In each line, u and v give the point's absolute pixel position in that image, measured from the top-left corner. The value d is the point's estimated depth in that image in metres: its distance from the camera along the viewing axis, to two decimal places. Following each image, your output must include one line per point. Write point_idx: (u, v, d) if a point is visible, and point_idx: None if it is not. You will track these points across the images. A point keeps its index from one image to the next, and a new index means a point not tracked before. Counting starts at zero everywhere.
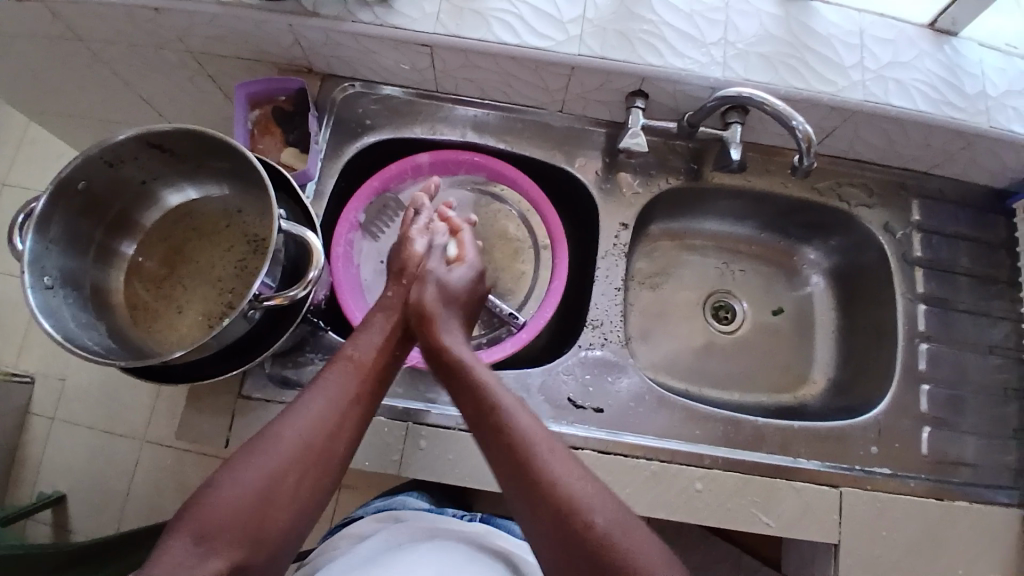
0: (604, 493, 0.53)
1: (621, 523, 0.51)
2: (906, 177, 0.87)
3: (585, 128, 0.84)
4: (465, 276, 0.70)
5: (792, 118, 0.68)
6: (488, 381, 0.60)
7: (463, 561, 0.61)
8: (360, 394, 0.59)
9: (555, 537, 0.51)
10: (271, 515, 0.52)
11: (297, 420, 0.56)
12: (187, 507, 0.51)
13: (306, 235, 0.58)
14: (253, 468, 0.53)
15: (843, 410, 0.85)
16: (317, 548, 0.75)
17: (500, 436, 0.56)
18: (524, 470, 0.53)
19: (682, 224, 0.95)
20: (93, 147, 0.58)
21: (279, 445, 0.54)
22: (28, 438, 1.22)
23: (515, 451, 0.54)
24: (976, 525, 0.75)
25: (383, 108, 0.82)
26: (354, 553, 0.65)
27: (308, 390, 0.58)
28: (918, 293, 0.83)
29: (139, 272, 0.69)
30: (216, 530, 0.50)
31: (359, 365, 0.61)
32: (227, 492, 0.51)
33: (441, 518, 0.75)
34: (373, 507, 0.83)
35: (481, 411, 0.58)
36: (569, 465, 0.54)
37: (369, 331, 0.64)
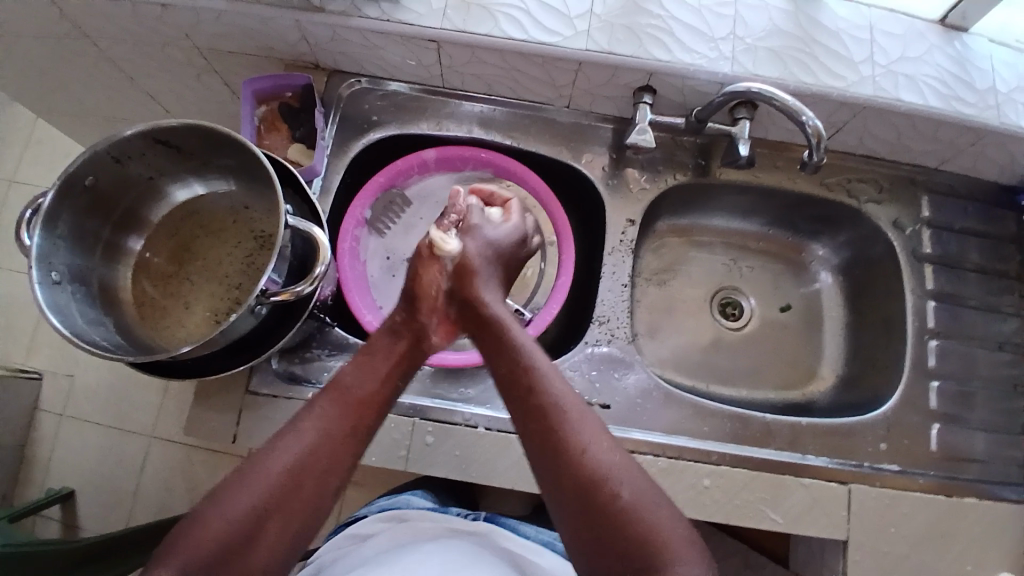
0: (629, 465, 0.54)
1: (644, 497, 0.52)
2: (915, 173, 0.86)
3: (592, 123, 0.84)
4: (507, 228, 0.69)
5: (801, 113, 0.67)
6: (519, 338, 0.59)
7: (469, 561, 0.60)
8: (354, 427, 0.56)
9: (578, 497, 0.52)
10: (254, 555, 0.51)
11: (282, 457, 0.54)
12: (173, 542, 0.51)
13: (312, 230, 0.58)
14: (238, 505, 0.52)
15: (851, 407, 0.84)
16: (320, 548, 0.74)
17: (539, 398, 0.56)
18: (550, 439, 0.54)
19: (689, 220, 0.94)
20: (99, 143, 0.58)
21: (263, 484, 0.53)
22: (38, 434, 1.23)
23: (551, 415, 0.55)
24: (987, 524, 0.74)
25: (389, 104, 0.82)
26: (355, 558, 0.64)
27: (297, 422, 0.56)
28: (928, 289, 0.82)
29: (147, 268, 0.69)
30: (202, 568, 0.50)
31: (349, 401, 0.57)
32: (212, 530, 0.51)
33: (447, 518, 0.74)
34: (378, 506, 0.82)
35: (517, 368, 0.58)
36: (596, 431, 0.55)
37: (370, 362, 0.59)
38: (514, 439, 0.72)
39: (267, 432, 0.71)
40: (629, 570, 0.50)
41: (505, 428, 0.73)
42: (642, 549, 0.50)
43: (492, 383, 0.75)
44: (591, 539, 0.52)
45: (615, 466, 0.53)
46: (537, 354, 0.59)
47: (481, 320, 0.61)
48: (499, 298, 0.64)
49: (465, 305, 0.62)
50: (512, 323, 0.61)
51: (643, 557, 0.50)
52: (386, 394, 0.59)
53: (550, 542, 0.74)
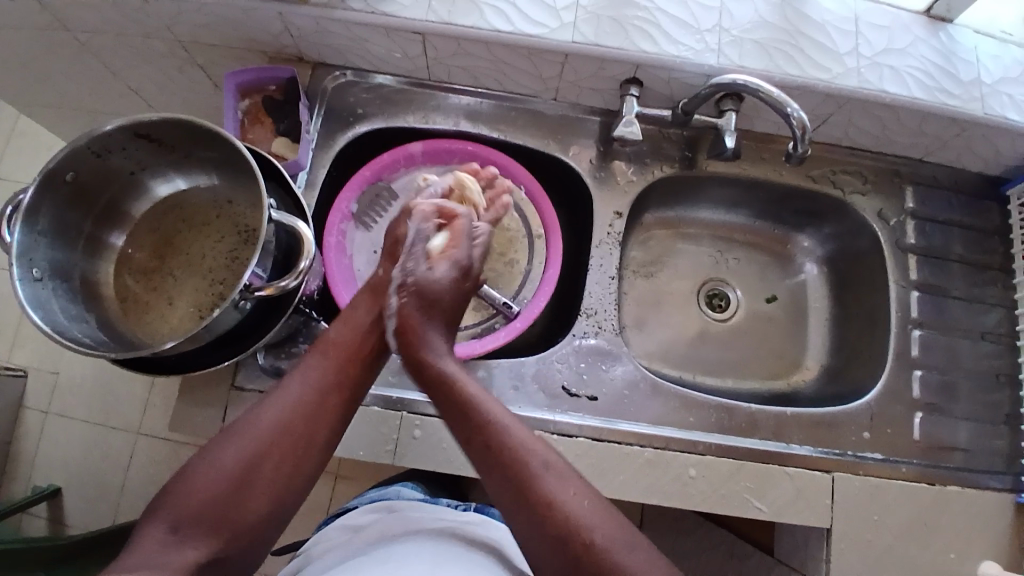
0: (596, 506, 0.53)
1: (618, 538, 0.51)
2: (900, 165, 0.87)
3: (579, 115, 0.83)
4: (448, 275, 0.67)
5: (786, 105, 0.68)
6: (475, 396, 0.59)
7: (459, 555, 0.60)
8: (342, 376, 0.60)
9: (553, 541, 0.51)
10: (249, 501, 0.53)
11: (273, 407, 0.57)
12: (167, 497, 0.53)
13: (296, 225, 0.57)
14: (229, 453, 0.54)
15: (835, 397, 0.85)
16: (311, 538, 0.74)
17: (499, 450, 0.55)
18: (518, 491, 0.53)
19: (677, 212, 0.95)
20: (79, 138, 0.57)
21: (255, 431, 0.56)
22: (22, 431, 1.22)
23: (515, 464, 0.54)
24: (968, 511, 0.75)
25: (375, 96, 0.81)
26: (344, 550, 0.64)
27: (289, 375, 0.60)
28: (911, 280, 0.83)
29: (129, 263, 0.69)
30: (192, 517, 0.51)
31: (336, 351, 0.61)
32: (202, 482, 0.53)
33: (437, 510, 0.74)
34: (368, 498, 0.82)
35: (473, 428, 0.57)
36: (561, 477, 0.54)
37: (352, 315, 0.65)
38: None
39: None
40: None
41: None
42: None
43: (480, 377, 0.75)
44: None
45: (586, 511, 0.52)
46: (491, 405, 0.59)
47: (429, 380, 0.62)
48: (441, 349, 0.64)
49: (413, 364, 0.63)
50: (463, 376, 0.62)
51: None
52: (376, 344, 0.64)
53: None
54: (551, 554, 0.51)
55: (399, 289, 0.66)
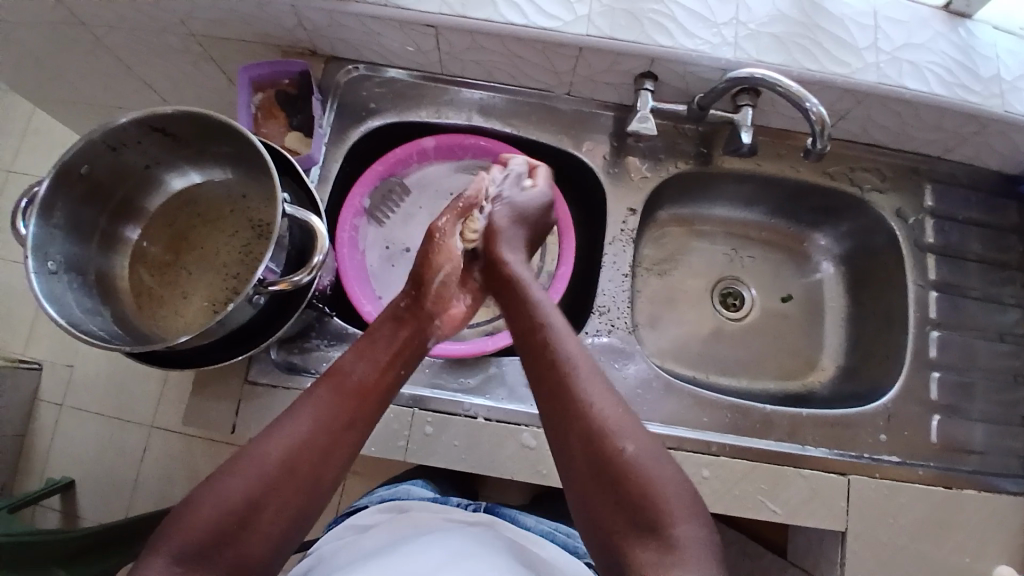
0: (628, 421, 0.54)
1: (649, 451, 0.52)
2: (917, 162, 0.86)
3: (592, 111, 0.83)
4: (540, 200, 0.72)
5: (804, 99, 0.67)
6: (537, 297, 0.62)
7: (467, 552, 0.59)
8: (355, 412, 0.57)
9: (583, 445, 0.52)
10: (255, 537, 0.51)
11: (281, 442, 0.54)
12: (168, 529, 0.51)
13: (310, 219, 0.57)
14: (234, 487, 0.52)
15: (851, 398, 0.84)
16: (318, 537, 0.74)
17: (547, 352, 0.57)
18: (558, 397, 0.55)
19: (691, 209, 0.94)
20: (94, 131, 0.57)
21: (260, 467, 0.53)
22: (37, 424, 1.23)
23: (559, 367, 0.56)
24: (987, 515, 0.74)
25: (387, 91, 0.81)
26: (355, 550, 0.64)
27: (297, 407, 0.57)
28: (930, 279, 0.81)
29: (143, 257, 0.69)
30: (195, 554, 0.49)
31: (348, 387, 0.58)
32: (206, 514, 0.51)
33: (447, 509, 0.74)
34: (378, 496, 0.82)
35: (529, 328, 0.60)
36: (600, 389, 0.55)
37: (374, 344, 0.61)
38: (514, 429, 0.72)
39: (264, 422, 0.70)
40: (626, 517, 0.50)
41: (505, 419, 0.72)
42: (644, 505, 0.50)
43: (491, 373, 0.75)
44: (588, 480, 0.52)
45: (620, 420, 0.53)
46: (549, 309, 0.61)
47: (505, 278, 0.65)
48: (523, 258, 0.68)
49: (490, 270, 0.67)
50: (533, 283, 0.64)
51: (648, 513, 0.50)
52: (389, 378, 0.60)
53: (550, 533, 0.73)
54: (578, 457, 0.52)
55: (494, 202, 0.70)
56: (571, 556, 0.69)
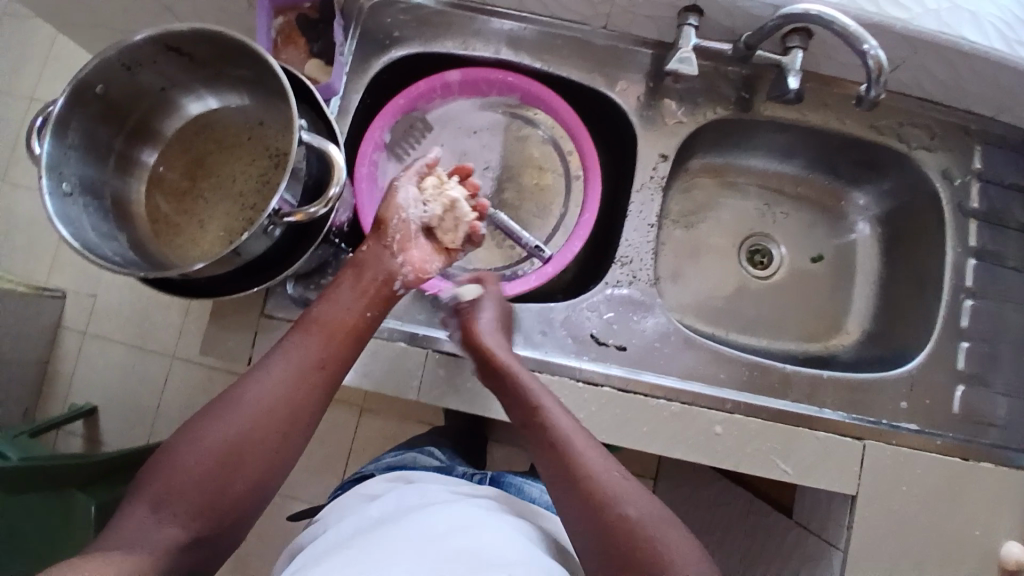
0: (636, 490, 0.55)
1: (652, 518, 0.53)
2: (970, 120, 0.80)
3: (627, 49, 0.78)
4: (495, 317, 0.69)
5: (863, 41, 0.62)
6: (528, 381, 0.64)
7: (473, 521, 0.57)
8: (328, 355, 0.59)
9: (586, 519, 0.54)
10: (235, 475, 0.53)
11: (258, 386, 0.56)
12: (155, 474, 0.53)
13: (327, 147, 0.54)
14: (212, 430, 0.54)
15: (875, 363, 0.82)
16: (328, 505, 0.71)
17: (541, 434, 0.60)
18: (555, 462, 0.58)
19: (724, 160, 0.89)
20: (108, 48, 0.54)
21: (237, 411, 0.55)
22: (63, 349, 1.26)
23: (555, 446, 0.58)
24: (1001, 488, 0.73)
25: (411, 18, 0.77)
26: (357, 519, 0.61)
27: (274, 353, 0.58)
28: (970, 246, 0.77)
29: (160, 183, 0.67)
30: (174, 494, 0.52)
31: (320, 326, 0.60)
32: (186, 461, 0.53)
33: (454, 480, 0.69)
34: (384, 465, 0.79)
35: (524, 409, 0.62)
36: (605, 463, 0.57)
37: (339, 292, 0.62)
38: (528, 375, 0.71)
39: None
40: None
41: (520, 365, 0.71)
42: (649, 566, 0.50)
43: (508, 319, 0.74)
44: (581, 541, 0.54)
45: (621, 488, 0.55)
46: (543, 391, 0.63)
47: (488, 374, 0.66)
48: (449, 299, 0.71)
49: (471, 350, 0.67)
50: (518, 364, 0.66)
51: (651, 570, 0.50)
52: (362, 322, 0.61)
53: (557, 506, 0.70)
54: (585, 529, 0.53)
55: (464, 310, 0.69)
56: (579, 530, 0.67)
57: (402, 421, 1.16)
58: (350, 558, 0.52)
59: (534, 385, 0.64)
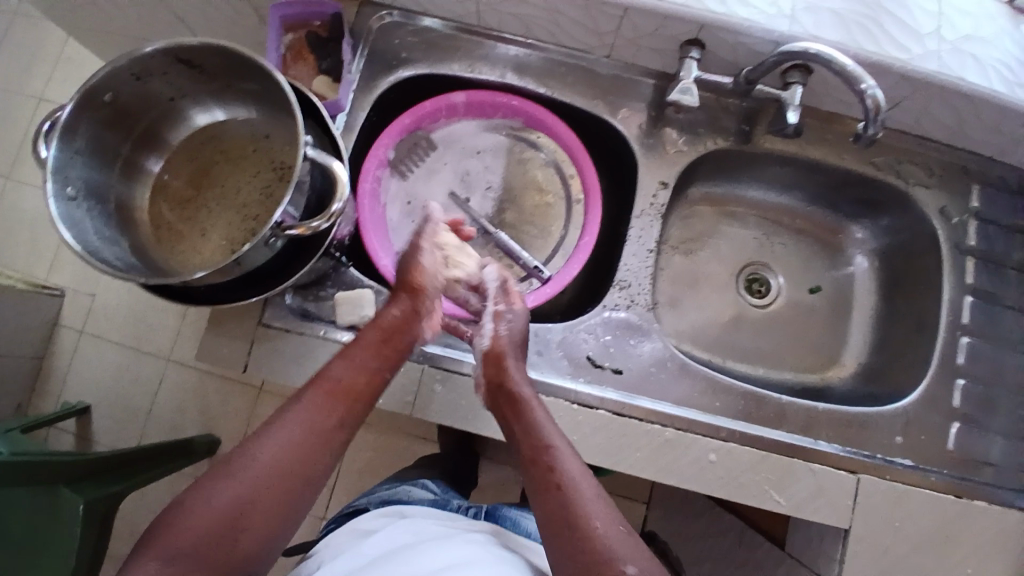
0: (640, 551, 0.51)
1: None
2: (968, 160, 0.81)
3: (631, 77, 0.79)
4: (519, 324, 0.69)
5: (861, 80, 0.63)
6: (540, 422, 0.61)
7: (475, 556, 0.55)
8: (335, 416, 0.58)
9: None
10: (248, 533, 0.52)
11: (274, 443, 0.55)
12: (156, 539, 0.50)
13: (331, 164, 0.55)
14: (225, 487, 0.53)
15: (870, 398, 0.82)
16: (321, 542, 0.69)
17: (545, 475, 0.56)
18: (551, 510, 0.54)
19: (724, 189, 0.90)
20: (120, 58, 0.56)
21: (251, 468, 0.54)
22: (59, 349, 1.26)
23: (556, 492, 0.54)
24: (996, 531, 0.72)
25: (421, 41, 0.79)
26: (350, 555, 0.59)
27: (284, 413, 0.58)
28: (966, 284, 0.78)
29: (164, 190, 0.68)
30: (184, 552, 0.49)
31: (336, 386, 0.60)
32: (196, 518, 0.51)
33: (447, 516, 0.67)
34: (378, 499, 0.76)
35: (530, 450, 0.59)
36: (609, 517, 0.53)
37: (356, 351, 0.63)
38: None
39: (279, 366, 0.70)
40: None
41: None
42: None
43: None
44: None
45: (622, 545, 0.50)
46: (559, 433, 0.60)
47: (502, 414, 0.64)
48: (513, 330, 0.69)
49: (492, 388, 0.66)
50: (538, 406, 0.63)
51: None
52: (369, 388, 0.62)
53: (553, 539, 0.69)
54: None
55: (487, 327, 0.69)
56: None
57: (394, 438, 1.15)
58: None
59: (547, 425, 0.61)
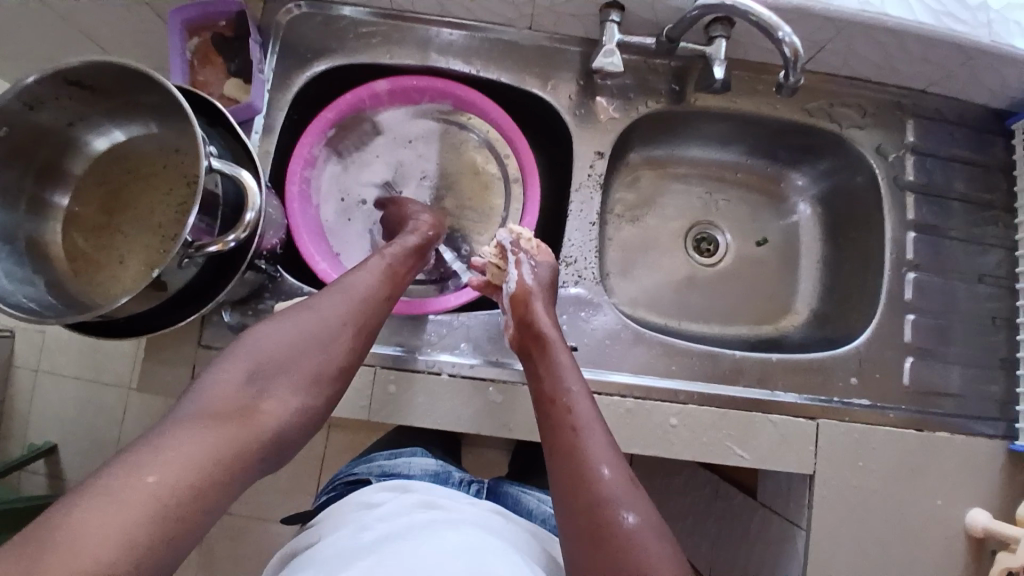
0: (643, 500, 0.51)
1: (653, 530, 0.49)
2: (901, 95, 0.81)
3: (557, 47, 0.77)
4: (545, 276, 0.69)
5: (777, 29, 0.62)
6: (563, 368, 0.60)
7: (491, 548, 0.53)
8: (323, 339, 0.55)
9: (583, 525, 0.49)
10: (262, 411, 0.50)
11: (287, 332, 0.54)
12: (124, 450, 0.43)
13: (239, 174, 0.52)
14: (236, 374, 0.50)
15: (825, 342, 0.83)
16: (321, 512, 0.67)
17: (561, 418, 0.56)
18: (564, 453, 0.53)
19: (664, 151, 0.89)
20: (4, 91, 0.52)
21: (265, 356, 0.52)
22: (13, 390, 1.21)
23: (571, 436, 0.54)
24: (954, 457, 0.74)
25: (333, 30, 0.75)
26: (357, 526, 0.57)
27: (253, 334, 0.54)
28: (908, 220, 0.79)
29: (76, 222, 0.64)
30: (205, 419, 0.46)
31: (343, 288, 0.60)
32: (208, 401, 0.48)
33: (457, 495, 0.65)
34: (380, 470, 0.73)
35: (546, 394, 0.59)
36: (618, 464, 0.52)
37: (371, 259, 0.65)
38: (480, 386, 0.70)
39: None
40: None
41: (471, 375, 0.71)
42: None
43: (456, 328, 0.72)
44: (574, 536, 0.50)
45: (627, 491, 0.50)
46: (574, 377, 0.59)
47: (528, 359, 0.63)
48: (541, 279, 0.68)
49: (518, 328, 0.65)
50: (560, 347, 0.62)
51: None
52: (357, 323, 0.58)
53: (547, 518, 0.70)
54: (578, 525, 0.50)
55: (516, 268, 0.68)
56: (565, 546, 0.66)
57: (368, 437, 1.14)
58: (360, 564, 0.49)
59: (565, 372, 0.60)
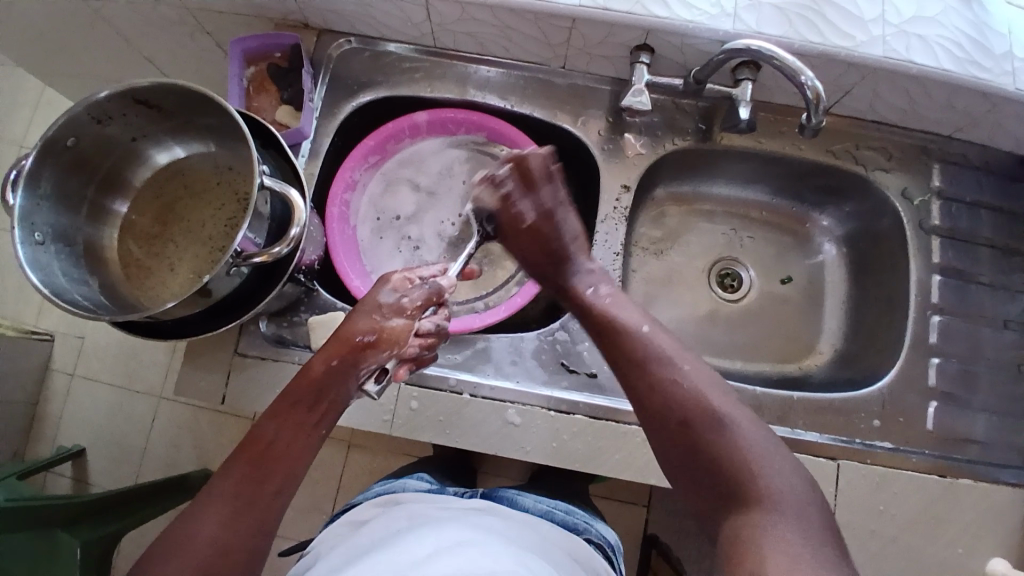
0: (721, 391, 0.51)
1: (739, 417, 0.50)
2: (927, 141, 0.82)
3: (588, 86, 0.81)
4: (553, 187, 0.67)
5: (800, 74, 0.64)
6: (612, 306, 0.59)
7: (467, 539, 0.53)
8: (248, 519, 0.50)
9: (679, 448, 0.50)
10: None
11: (209, 520, 0.49)
12: None
13: (288, 192, 0.56)
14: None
15: (847, 383, 0.82)
16: (317, 538, 0.68)
17: (626, 345, 0.55)
18: (641, 385, 0.53)
19: (690, 188, 0.92)
20: (76, 105, 0.57)
21: (188, 550, 0.47)
22: (49, 394, 1.26)
23: (641, 363, 0.54)
24: (980, 507, 0.72)
25: (380, 65, 0.80)
26: (344, 548, 0.58)
27: (177, 525, 0.49)
28: (934, 264, 0.79)
29: (132, 230, 0.69)
30: None
31: (264, 453, 0.53)
32: None
33: (440, 499, 0.66)
34: (373, 492, 0.74)
35: (607, 326, 0.58)
36: (694, 368, 0.53)
37: (282, 409, 0.55)
38: (500, 407, 0.72)
39: (255, 394, 0.71)
40: (730, 491, 0.47)
41: (492, 396, 0.72)
42: (739, 472, 0.47)
43: (479, 350, 0.74)
44: (677, 464, 0.51)
45: (711, 390, 0.51)
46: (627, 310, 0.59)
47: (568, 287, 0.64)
48: (544, 204, 0.66)
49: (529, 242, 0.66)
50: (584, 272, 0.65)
51: (741, 483, 0.47)
52: (245, 535, 0.49)
53: (549, 513, 0.69)
54: (674, 451, 0.51)
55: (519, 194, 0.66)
56: (569, 535, 0.65)
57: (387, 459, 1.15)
58: None
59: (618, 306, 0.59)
